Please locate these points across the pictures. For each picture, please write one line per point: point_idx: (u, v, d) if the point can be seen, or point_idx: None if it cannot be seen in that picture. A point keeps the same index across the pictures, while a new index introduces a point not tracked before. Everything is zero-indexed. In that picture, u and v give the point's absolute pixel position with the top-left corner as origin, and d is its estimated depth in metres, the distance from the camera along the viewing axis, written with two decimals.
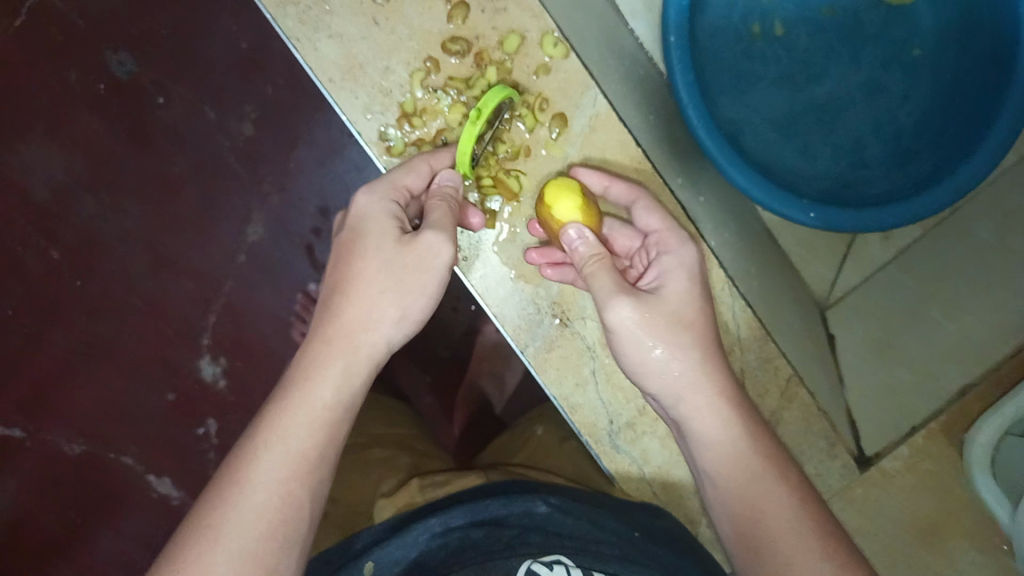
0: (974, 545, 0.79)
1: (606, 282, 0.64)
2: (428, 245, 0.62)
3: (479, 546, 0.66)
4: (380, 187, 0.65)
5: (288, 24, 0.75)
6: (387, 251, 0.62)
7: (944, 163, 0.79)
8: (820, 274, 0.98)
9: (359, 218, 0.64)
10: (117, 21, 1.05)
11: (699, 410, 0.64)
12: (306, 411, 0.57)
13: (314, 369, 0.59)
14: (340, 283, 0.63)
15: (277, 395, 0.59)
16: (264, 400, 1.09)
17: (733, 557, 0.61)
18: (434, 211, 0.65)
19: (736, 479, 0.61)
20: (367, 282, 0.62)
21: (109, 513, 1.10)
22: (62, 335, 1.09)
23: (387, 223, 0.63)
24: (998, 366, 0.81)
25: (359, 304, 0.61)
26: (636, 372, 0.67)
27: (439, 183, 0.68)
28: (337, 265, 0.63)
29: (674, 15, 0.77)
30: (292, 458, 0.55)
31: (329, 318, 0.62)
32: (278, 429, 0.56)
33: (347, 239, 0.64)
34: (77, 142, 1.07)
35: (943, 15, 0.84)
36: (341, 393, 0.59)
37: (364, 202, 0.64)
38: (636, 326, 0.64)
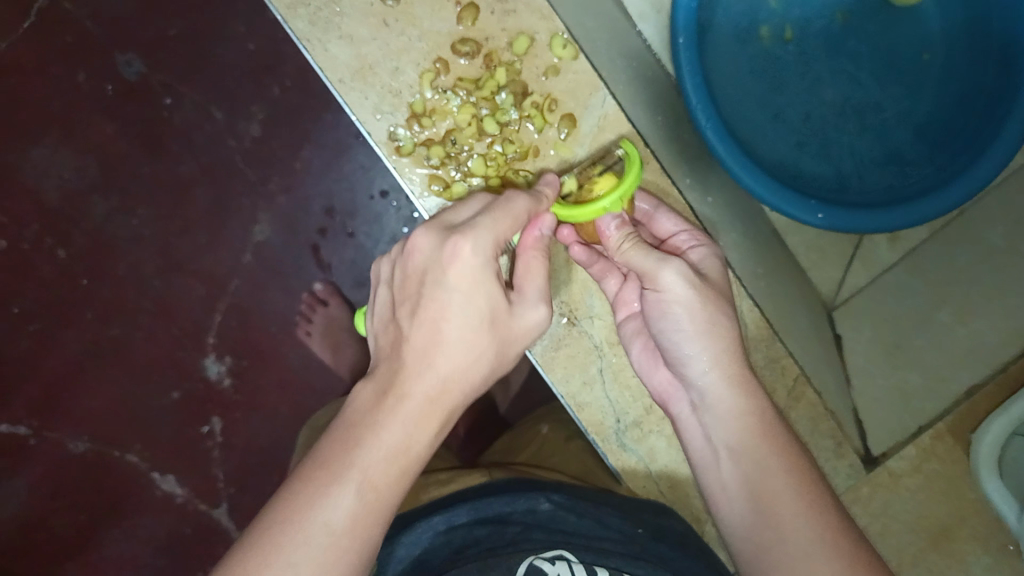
0: (982, 547, 0.79)
1: (640, 257, 0.65)
2: (530, 321, 0.62)
3: (481, 543, 0.67)
4: (487, 238, 0.58)
5: (299, 25, 0.75)
6: (488, 311, 0.58)
7: (956, 164, 0.80)
8: (827, 275, 0.98)
9: (462, 275, 0.56)
10: (126, 22, 1.05)
11: (728, 386, 0.63)
12: (391, 470, 0.53)
13: (399, 419, 0.54)
14: (432, 334, 0.56)
15: (359, 438, 0.53)
16: (269, 399, 1.09)
17: (743, 538, 0.60)
18: (531, 271, 0.63)
19: (760, 449, 0.61)
20: (457, 334, 0.57)
21: (114, 511, 1.10)
22: (68, 333, 1.09)
23: (493, 288, 0.58)
24: (1004, 368, 0.81)
25: (449, 360, 0.56)
26: (663, 335, 0.66)
27: (539, 235, 0.64)
28: (428, 307, 0.57)
29: (681, 18, 0.77)
30: (372, 514, 0.52)
31: (415, 364, 0.56)
32: (360, 474, 0.52)
33: (442, 288, 0.56)
34: (84, 141, 1.07)
35: (949, 19, 0.84)
36: (426, 452, 0.56)
37: (469, 254, 0.56)
38: (678, 291, 0.64)
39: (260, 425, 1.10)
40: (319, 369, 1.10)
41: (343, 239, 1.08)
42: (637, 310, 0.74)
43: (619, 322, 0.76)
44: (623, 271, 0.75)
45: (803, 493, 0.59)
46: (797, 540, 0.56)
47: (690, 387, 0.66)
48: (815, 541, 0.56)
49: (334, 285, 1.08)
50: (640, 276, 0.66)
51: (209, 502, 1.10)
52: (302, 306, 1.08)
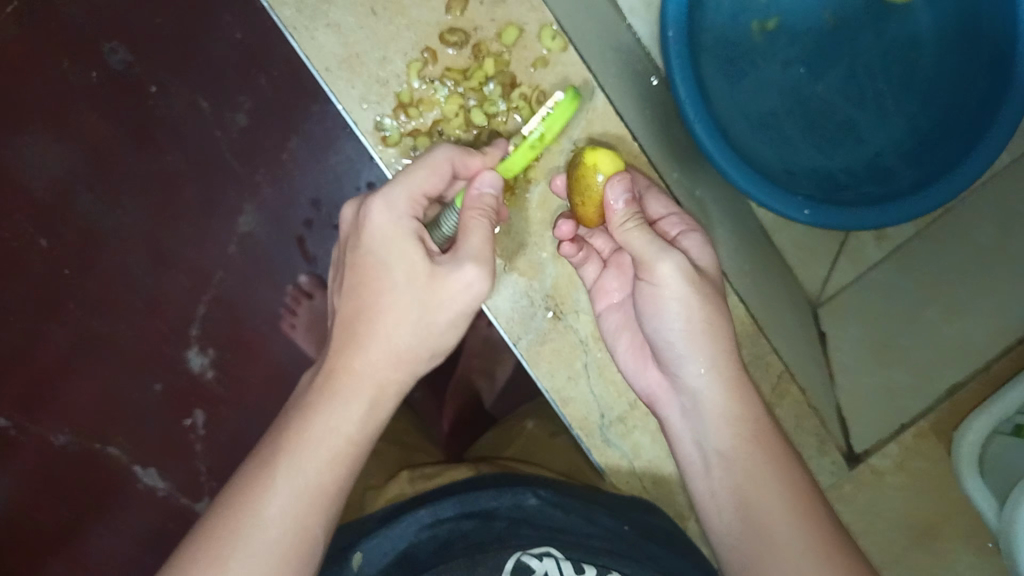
0: (961, 544, 0.81)
1: (641, 243, 0.62)
2: (459, 281, 0.62)
3: (468, 537, 0.67)
4: (399, 201, 0.61)
5: (285, 13, 0.74)
6: (409, 280, 0.61)
7: (945, 163, 0.80)
8: (813, 272, 0.98)
9: (376, 234, 0.61)
10: (110, 7, 1.03)
11: (717, 389, 0.63)
12: (322, 443, 0.57)
13: (332, 396, 0.59)
14: (359, 306, 0.61)
15: (295, 421, 0.58)
16: (252, 392, 1.08)
17: (733, 545, 0.61)
18: (470, 230, 0.62)
19: (753, 458, 0.61)
20: (385, 308, 0.61)
21: (94, 503, 1.09)
22: (49, 324, 1.07)
23: (409, 247, 0.61)
24: (988, 367, 0.83)
25: (381, 332, 0.61)
26: (657, 335, 0.66)
27: (478, 193, 0.63)
28: (357, 280, 0.62)
29: (672, 12, 0.77)
30: (305, 492, 0.56)
31: (348, 338, 0.61)
32: (292, 460, 0.56)
33: (364, 259, 0.62)
34: (66, 129, 1.05)
35: (941, 18, 0.84)
36: (360, 427, 0.59)
37: (380, 212, 0.61)
38: (675, 287, 0.63)
39: (243, 418, 1.08)
40: (303, 363, 1.08)
41: (330, 232, 1.06)
42: (618, 301, 0.74)
43: (599, 313, 0.76)
44: (605, 255, 0.76)
45: (796, 498, 0.59)
46: (789, 549, 0.57)
47: (682, 390, 0.66)
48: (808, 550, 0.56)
49: (320, 278, 1.07)
50: (638, 268, 0.64)
51: (191, 496, 1.08)
52: (288, 299, 1.07)
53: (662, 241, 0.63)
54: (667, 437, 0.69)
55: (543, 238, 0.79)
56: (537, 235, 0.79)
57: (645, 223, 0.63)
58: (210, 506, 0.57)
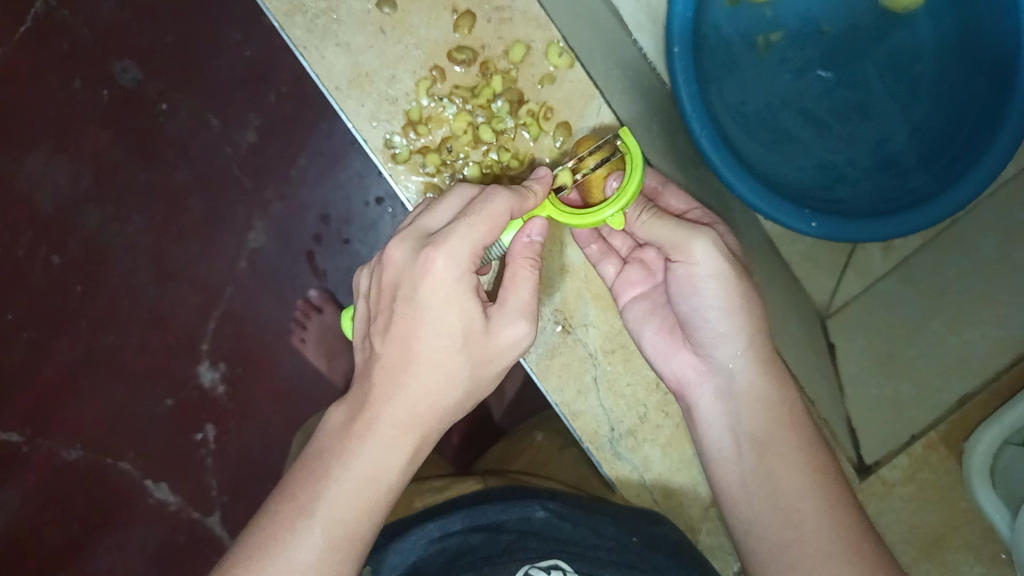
0: (973, 556, 0.80)
1: (665, 232, 0.64)
2: (509, 337, 0.59)
3: (476, 551, 0.67)
4: (460, 252, 0.55)
5: (296, 32, 0.75)
6: (462, 334, 0.56)
7: (954, 170, 0.80)
8: (821, 284, 0.99)
9: (435, 289, 0.55)
10: (122, 28, 1.05)
11: (752, 366, 0.64)
12: (360, 497, 0.53)
13: (374, 451, 0.54)
14: (405, 354, 0.56)
15: (330, 468, 0.54)
16: (261, 406, 1.09)
17: (763, 534, 0.61)
18: (519, 282, 0.60)
19: (786, 441, 0.62)
20: (433, 361, 0.56)
21: (106, 518, 1.09)
22: (63, 341, 1.09)
23: (469, 303, 0.56)
24: (998, 377, 0.81)
25: (428, 386, 0.56)
26: (696, 313, 0.65)
27: (528, 241, 0.61)
28: (408, 324, 0.56)
29: (676, 28, 0.78)
30: (341, 546, 0.52)
31: (389, 388, 0.56)
32: (328, 512, 0.52)
33: (413, 309, 0.56)
34: (80, 148, 1.07)
35: (942, 28, 0.85)
36: (399, 478, 0.56)
37: (443, 268, 0.55)
38: (710, 265, 0.63)
39: (253, 433, 1.09)
40: (312, 377, 1.09)
41: (338, 247, 1.07)
42: (646, 291, 0.73)
43: (623, 305, 0.74)
44: (624, 254, 0.75)
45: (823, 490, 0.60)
46: (818, 543, 0.58)
47: (717, 371, 0.66)
48: (837, 543, 0.57)
49: (328, 293, 1.08)
50: (668, 249, 0.65)
51: (202, 510, 1.09)
52: (297, 313, 1.07)
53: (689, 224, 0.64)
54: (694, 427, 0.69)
55: (552, 252, 0.79)
56: (543, 251, 0.79)
57: (659, 212, 0.65)
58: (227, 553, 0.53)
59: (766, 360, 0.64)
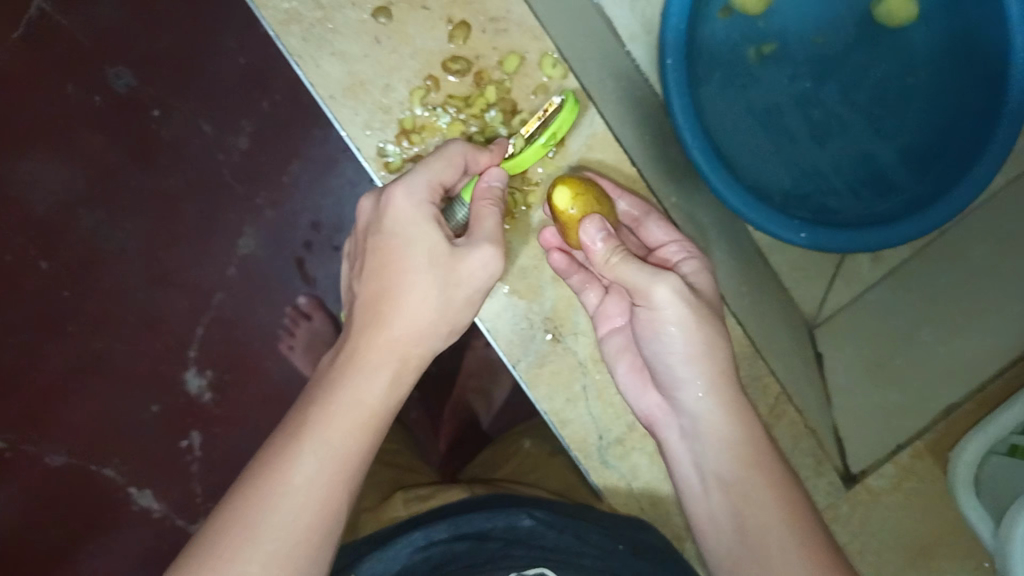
0: (958, 564, 0.81)
1: (629, 275, 0.63)
2: (478, 262, 0.62)
3: (461, 559, 0.67)
4: (419, 183, 0.62)
5: (291, 41, 0.76)
6: (431, 258, 0.61)
7: (943, 185, 0.82)
8: (808, 294, 1.00)
9: (400, 219, 0.62)
10: (116, 33, 1.05)
11: (714, 409, 0.64)
12: (348, 412, 0.57)
13: (354, 371, 0.59)
14: (380, 285, 0.61)
15: (319, 395, 0.58)
16: (249, 413, 1.08)
17: (730, 571, 0.62)
18: (483, 218, 0.63)
19: (748, 480, 0.62)
20: (409, 289, 0.61)
21: (88, 525, 1.08)
22: (49, 345, 1.08)
23: (430, 229, 0.61)
24: (984, 388, 0.84)
25: (404, 310, 0.61)
26: (658, 357, 0.66)
27: (489, 185, 0.64)
28: (379, 261, 0.62)
29: (671, 39, 0.79)
30: (335, 456, 0.55)
31: (369, 318, 0.61)
32: (320, 434, 0.55)
33: (384, 240, 0.62)
34: (69, 151, 1.06)
35: (934, 45, 0.86)
36: (383, 401, 0.59)
37: (402, 199, 0.62)
38: (672, 309, 0.63)
39: (240, 440, 1.08)
40: (301, 384, 1.09)
41: (329, 254, 1.07)
42: (620, 325, 0.75)
43: (602, 336, 0.76)
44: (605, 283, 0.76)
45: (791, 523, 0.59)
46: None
47: (681, 413, 0.67)
48: (815, 562, 0.57)
49: (318, 299, 1.08)
50: (633, 293, 0.64)
51: (186, 518, 1.08)
52: (286, 320, 1.07)
53: (650, 267, 0.63)
54: (669, 466, 0.70)
55: (542, 261, 0.80)
56: (534, 259, 0.79)
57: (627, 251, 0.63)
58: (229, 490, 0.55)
59: (728, 400, 0.64)
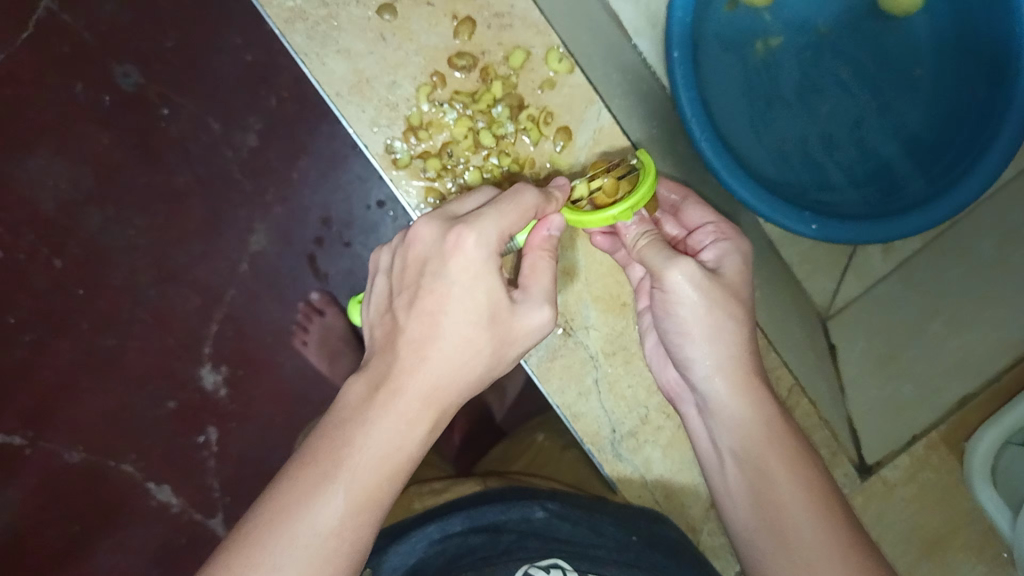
0: (977, 556, 0.80)
1: (653, 255, 0.63)
2: (535, 321, 0.59)
3: (476, 552, 0.67)
4: (492, 231, 0.56)
5: (296, 39, 0.76)
6: (490, 309, 0.56)
7: (953, 173, 0.81)
8: (821, 284, 0.99)
9: (464, 264, 0.55)
10: (123, 32, 1.05)
11: (731, 390, 0.63)
12: (383, 459, 0.52)
13: (392, 425, 0.53)
14: (430, 327, 0.55)
15: (351, 434, 0.52)
16: (264, 408, 1.09)
17: (750, 548, 0.60)
18: (539, 272, 0.61)
19: (765, 458, 0.60)
20: (457, 333, 0.55)
21: (108, 520, 1.10)
22: (65, 343, 1.09)
23: (496, 281, 0.56)
24: (998, 379, 0.83)
25: (449, 361, 0.55)
26: (673, 338, 0.65)
27: (546, 235, 0.62)
28: (430, 296, 0.55)
29: (676, 33, 0.78)
30: (363, 508, 0.50)
31: (411, 357, 0.54)
32: (352, 478, 0.50)
33: (441, 283, 0.55)
34: (80, 152, 1.07)
35: (940, 31, 0.85)
36: (420, 448, 0.54)
37: (473, 245, 0.55)
38: (686, 292, 0.62)
39: (256, 435, 1.10)
40: (314, 379, 1.10)
41: (339, 249, 1.08)
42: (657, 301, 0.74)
43: (640, 310, 0.76)
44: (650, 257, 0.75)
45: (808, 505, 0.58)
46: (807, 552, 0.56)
47: (698, 392, 0.66)
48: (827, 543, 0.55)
49: (330, 295, 1.09)
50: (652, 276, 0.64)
51: (204, 511, 1.10)
52: (298, 316, 1.08)
53: (674, 252, 0.62)
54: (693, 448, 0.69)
55: (552, 255, 0.80)
56: None
57: (656, 235, 0.64)
58: (242, 518, 0.51)
59: (747, 377, 0.63)
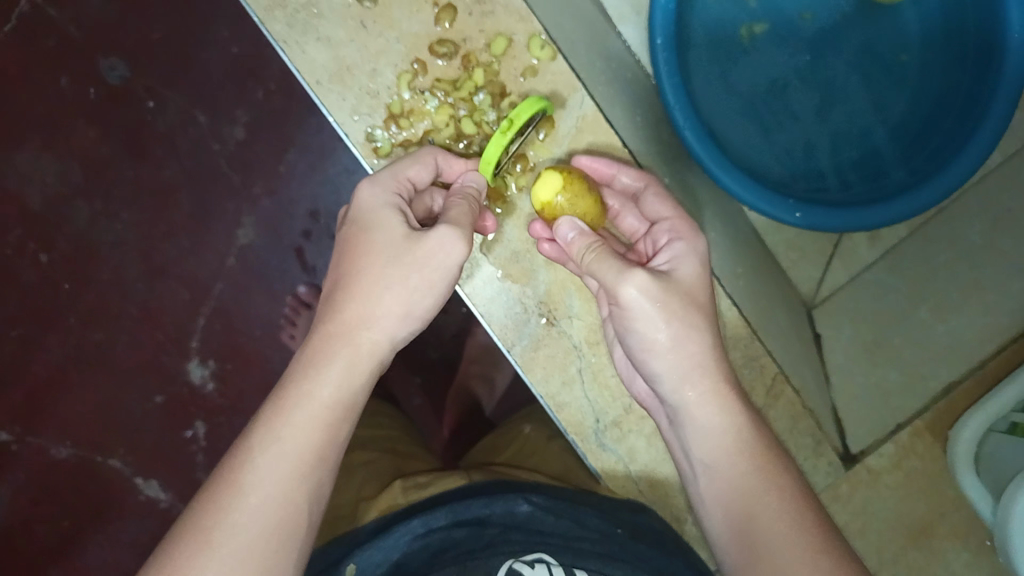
0: (959, 543, 0.80)
1: (601, 268, 0.64)
2: (440, 244, 0.61)
3: (459, 545, 0.66)
4: (384, 180, 0.65)
5: (276, 27, 0.75)
6: (391, 243, 0.61)
7: (937, 159, 0.80)
8: (807, 275, 0.99)
9: (363, 210, 0.63)
10: (108, 24, 1.05)
11: (698, 399, 0.63)
12: (302, 408, 0.56)
13: (310, 364, 0.58)
14: (342, 276, 0.62)
15: (276, 391, 0.57)
16: (252, 403, 1.09)
17: (724, 553, 0.61)
18: (450, 208, 0.64)
19: (736, 466, 0.61)
20: (368, 276, 0.60)
21: (96, 516, 1.09)
22: (52, 339, 1.09)
23: (390, 215, 0.62)
24: (983, 365, 0.83)
25: (361, 298, 0.60)
26: (637, 352, 0.66)
27: (462, 183, 0.67)
28: (341, 253, 0.63)
29: (659, 19, 0.77)
30: (285, 453, 0.54)
31: (330, 310, 0.61)
32: (273, 426, 0.55)
33: (348, 233, 0.63)
34: (66, 145, 1.07)
35: (927, 22, 0.85)
36: (340, 389, 0.58)
37: (365, 192, 0.63)
38: (642, 305, 0.62)
39: (245, 429, 1.09)
40: None
41: (328, 242, 1.07)
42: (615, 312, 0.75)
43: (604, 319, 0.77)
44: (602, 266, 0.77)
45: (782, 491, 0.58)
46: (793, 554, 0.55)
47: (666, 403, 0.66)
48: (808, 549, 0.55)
49: (318, 288, 1.08)
50: (607, 290, 0.64)
51: None
52: (287, 310, 1.07)
53: (621, 265, 0.63)
54: (669, 452, 0.70)
55: (535, 245, 0.79)
56: (526, 243, 0.79)
57: (602, 248, 0.64)
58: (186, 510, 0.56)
59: (713, 385, 0.63)
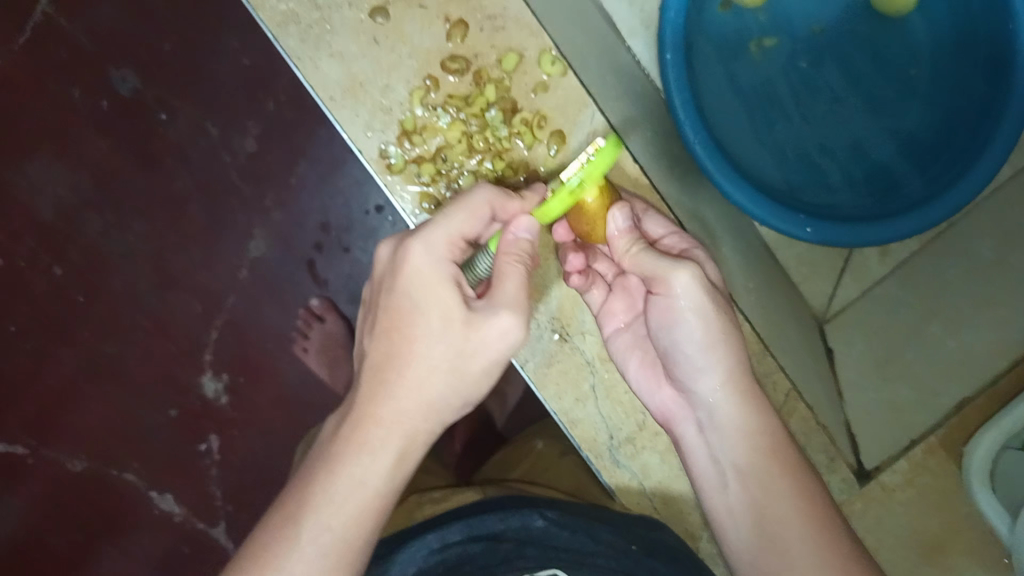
0: (975, 560, 0.79)
1: (650, 263, 0.64)
2: (495, 330, 0.59)
3: (476, 561, 0.66)
4: (439, 241, 0.59)
5: (289, 42, 0.76)
6: (443, 324, 0.58)
7: (950, 170, 0.79)
8: (818, 290, 0.99)
9: (416, 277, 0.58)
10: (121, 37, 1.06)
11: (732, 398, 0.63)
12: (350, 503, 0.54)
13: (357, 449, 0.55)
14: (390, 350, 0.58)
15: (317, 475, 0.55)
16: (265, 415, 1.09)
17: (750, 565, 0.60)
18: (506, 278, 0.59)
19: (767, 467, 0.60)
20: (418, 358, 0.57)
21: (110, 529, 1.10)
22: (66, 351, 1.09)
23: (445, 292, 0.58)
24: (994, 382, 0.82)
25: (411, 382, 0.57)
26: (673, 348, 0.65)
27: (515, 239, 0.59)
28: (387, 324, 0.59)
29: (669, 34, 0.78)
30: (332, 549, 0.53)
31: (376, 386, 0.57)
32: (320, 518, 0.53)
33: (396, 301, 0.59)
34: (80, 158, 1.08)
35: (937, 31, 0.84)
36: (387, 480, 0.56)
37: (421, 259, 0.58)
38: (691, 298, 0.62)
39: (258, 442, 1.09)
40: (315, 386, 1.09)
41: (338, 254, 1.08)
42: (625, 324, 0.74)
43: (607, 335, 0.76)
44: (608, 280, 0.75)
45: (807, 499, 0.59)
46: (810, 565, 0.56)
47: (697, 405, 0.65)
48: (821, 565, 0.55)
49: (330, 300, 1.08)
50: (651, 281, 0.64)
51: (206, 520, 1.09)
52: (299, 322, 1.07)
53: (667, 258, 0.63)
54: (682, 461, 0.68)
55: (548, 261, 0.79)
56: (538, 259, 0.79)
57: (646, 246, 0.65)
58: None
59: (739, 388, 0.63)
